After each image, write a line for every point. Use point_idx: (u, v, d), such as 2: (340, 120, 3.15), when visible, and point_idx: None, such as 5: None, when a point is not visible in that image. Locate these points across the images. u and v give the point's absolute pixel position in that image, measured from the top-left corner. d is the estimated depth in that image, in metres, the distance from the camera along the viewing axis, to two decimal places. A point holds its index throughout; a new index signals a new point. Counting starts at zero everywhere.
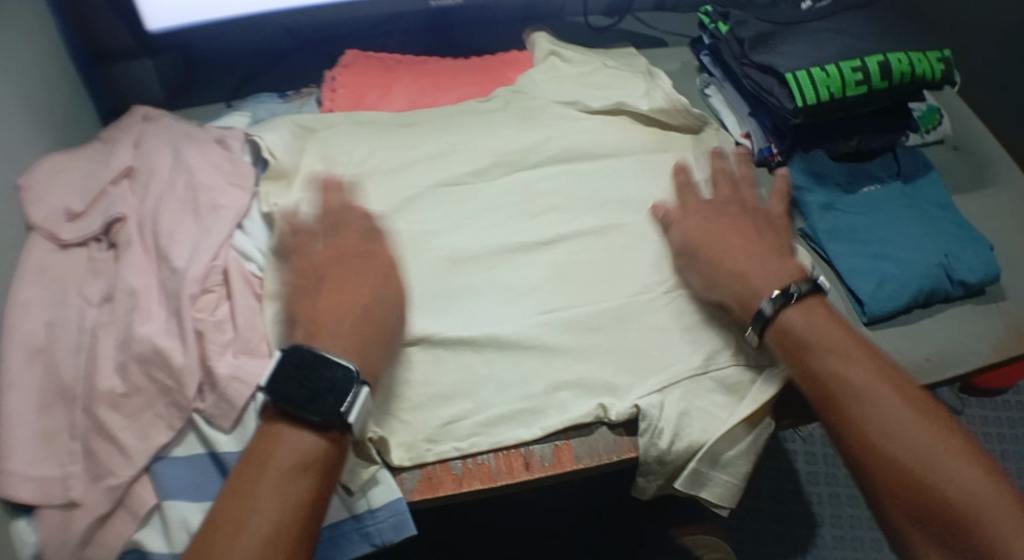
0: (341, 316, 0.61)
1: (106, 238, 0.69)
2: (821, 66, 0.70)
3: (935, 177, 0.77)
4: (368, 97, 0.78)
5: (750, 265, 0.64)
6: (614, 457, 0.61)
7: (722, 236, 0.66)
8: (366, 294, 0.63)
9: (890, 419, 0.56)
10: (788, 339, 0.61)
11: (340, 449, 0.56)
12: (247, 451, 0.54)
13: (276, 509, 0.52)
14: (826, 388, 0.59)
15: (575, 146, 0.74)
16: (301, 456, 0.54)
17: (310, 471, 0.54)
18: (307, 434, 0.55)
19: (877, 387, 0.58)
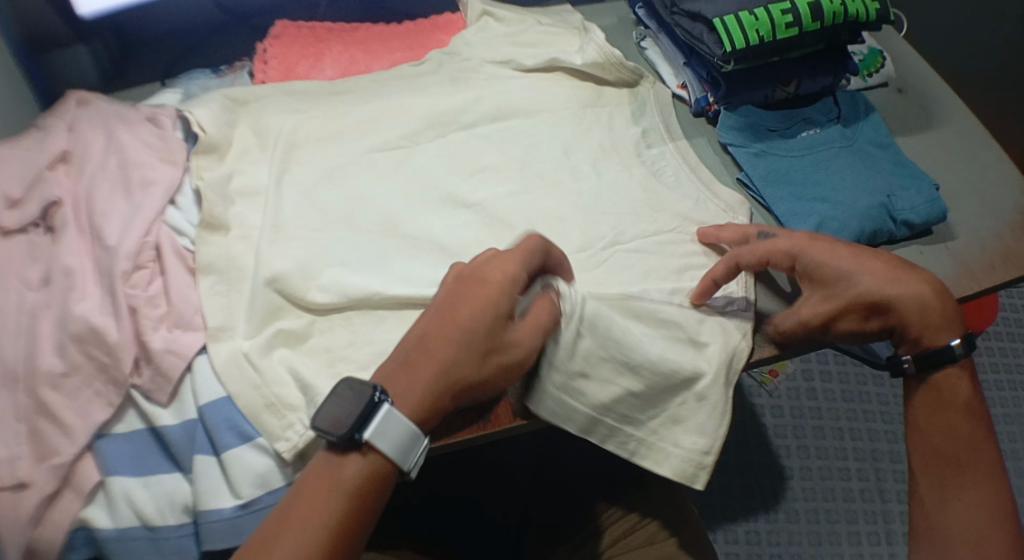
0: (444, 358, 0.53)
1: (45, 223, 0.68)
2: (749, 10, 0.69)
3: (877, 119, 0.77)
4: (299, 67, 0.78)
5: (910, 306, 0.60)
6: (550, 411, 0.59)
7: (871, 268, 0.60)
8: (465, 327, 0.54)
9: (978, 514, 0.59)
10: (936, 393, 0.62)
11: (384, 475, 0.52)
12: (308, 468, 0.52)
13: (309, 548, 0.48)
14: (945, 454, 0.61)
15: (508, 104, 0.74)
16: (346, 487, 0.50)
17: (346, 505, 0.50)
18: (349, 463, 0.51)
19: (981, 480, 0.60)
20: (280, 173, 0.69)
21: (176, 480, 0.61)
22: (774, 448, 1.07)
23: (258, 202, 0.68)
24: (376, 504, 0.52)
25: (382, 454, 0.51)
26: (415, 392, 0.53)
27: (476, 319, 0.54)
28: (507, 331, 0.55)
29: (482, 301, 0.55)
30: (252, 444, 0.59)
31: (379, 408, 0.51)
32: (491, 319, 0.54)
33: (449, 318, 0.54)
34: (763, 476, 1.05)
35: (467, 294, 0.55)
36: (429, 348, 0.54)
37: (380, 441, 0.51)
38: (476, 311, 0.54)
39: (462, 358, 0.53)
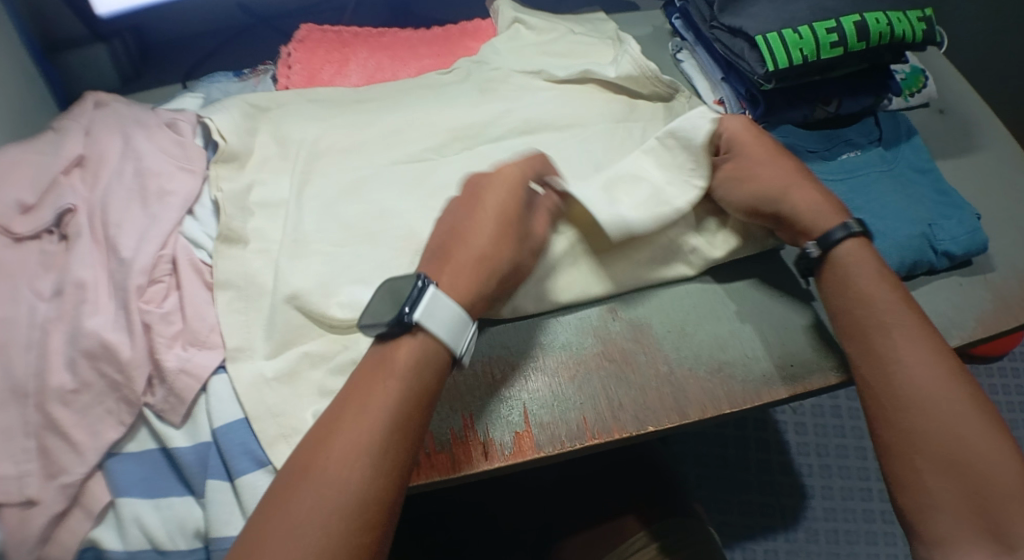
0: (484, 253, 0.58)
1: (58, 230, 0.66)
2: (793, 28, 0.67)
3: (918, 143, 0.74)
4: (323, 73, 0.75)
5: (800, 188, 0.64)
6: (575, 444, 0.59)
7: (757, 157, 0.66)
8: (492, 226, 0.59)
9: (924, 373, 0.56)
10: (839, 269, 0.62)
11: (437, 360, 0.54)
12: (366, 361, 0.54)
13: (374, 429, 0.50)
14: (872, 324, 0.59)
15: (538, 117, 0.71)
16: (400, 369, 0.52)
17: (413, 386, 0.52)
18: (402, 348, 0.53)
19: (914, 336, 0.58)
20: (301, 185, 0.67)
21: (187, 504, 0.59)
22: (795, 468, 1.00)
23: (278, 216, 0.66)
24: (434, 388, 0.54)
25: (438, 342, 0.54)
26: (463, 278, 0.57)
27: (504, 204, 0.60)
28: (529, 225, 0.62)
29: (514, 198, 0.60)
30: (266, 469, 0.57)
31: (426, 291, 0.54)
32: (515, 210, 0.60)
33: (471, 208, 0.60)
34: (783, 494, 0.98)
35: (496, 195, 0.61)
36: (469, 243, 0.58)
37: (432, 324, 0.54)
38: (504, 199, 0.60)
39: (492, 239, 0.59)
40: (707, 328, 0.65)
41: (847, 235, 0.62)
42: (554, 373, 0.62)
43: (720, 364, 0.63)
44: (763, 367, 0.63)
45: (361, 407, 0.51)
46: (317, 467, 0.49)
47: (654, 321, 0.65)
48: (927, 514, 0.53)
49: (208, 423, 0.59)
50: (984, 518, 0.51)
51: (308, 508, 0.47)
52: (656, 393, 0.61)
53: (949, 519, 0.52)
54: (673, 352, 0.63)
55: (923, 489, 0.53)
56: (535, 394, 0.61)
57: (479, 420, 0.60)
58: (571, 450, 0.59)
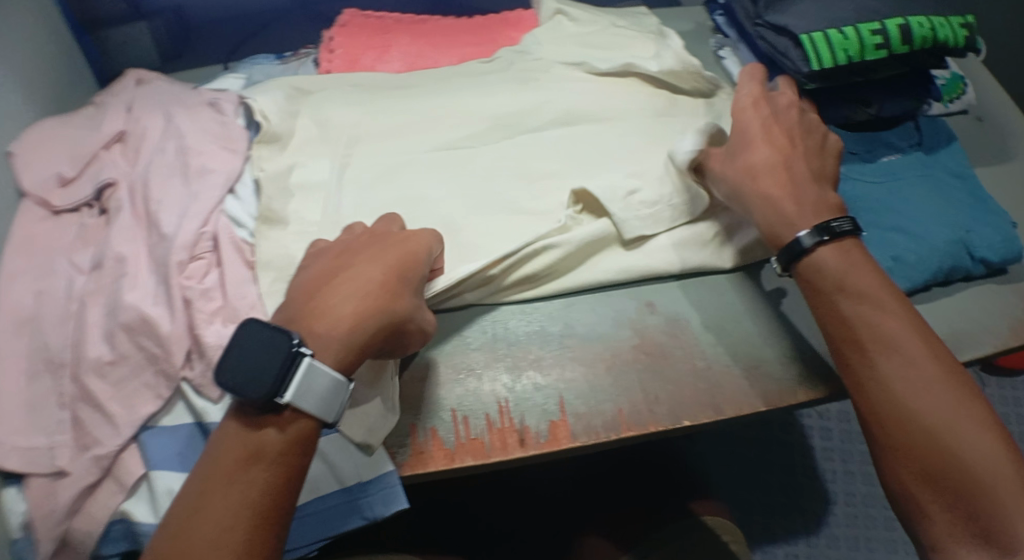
0: (359, 314, 0.52)
1: (98, 204, 0.67)
2: (838, 27, 0.66)
3: (958, 149, 0.74)
4: (365, 58, 0.75)
5: (770, 184, 0.60)
6: (611, 436, 0.59)
7: (750, 143, 0.62)
8: (377, 283, 0.53)
9: (904, 382, 0.53)
10: (815, 276, 0.58)
11: (307, 433, 0.50)
12: (228, 438, 0.49)
13: (235, 524, 0.46)
14: (846, 336, 0.56)
15: (579, 108, 0.70)
16: (265, 454, 0.49)
17: (286, 467, 0.49)
18: (266, 431, 0.49)
19: (892, 343, 0.54)
20: (341, 168, 0.67)
21: None
22: (818, 471, 0.96)
23: (318, 197, 0.65)
24: (303, 468, 0.50)
25: (307, 416, 0.50)
26: (334, 336, 0.51)
27: (392, 262, 0.55)
28: (417, 285, 0.56)
29: (409, 257, 0.56)
30: None
31: (299, 364, 0.49)
32: (411, 271, 0.55)
33: (353, 258, 0.55)
34: (807, 498, 0.95)
35: (388, 252, 0.55)
36: (347, 296, 0.53)
37: (299, 400, 0.49)
38: (396, 255, 0.55)
39: (374, 294, 0.53)
40: (746, 324, 0.64)
41: (814, 244, 0.58)
42: (589, 364, 0.62)
43: (757, 361, 0.62)
44: (801, 366, 0.62)
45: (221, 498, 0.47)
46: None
47: (692, 316, 0.65)
48: (922, 524, 0.51)
49: None
50: (984, 533, 0.49)
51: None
52: (692, 388, 0.61)
53: (950, 537, 0.50)
54: (710, 347, 0.63)
55: (920, 507, 0.51)
56: (571, 383, 0.61)
57: (515, 407, 0.60)
58: (606, 442, 0.59)
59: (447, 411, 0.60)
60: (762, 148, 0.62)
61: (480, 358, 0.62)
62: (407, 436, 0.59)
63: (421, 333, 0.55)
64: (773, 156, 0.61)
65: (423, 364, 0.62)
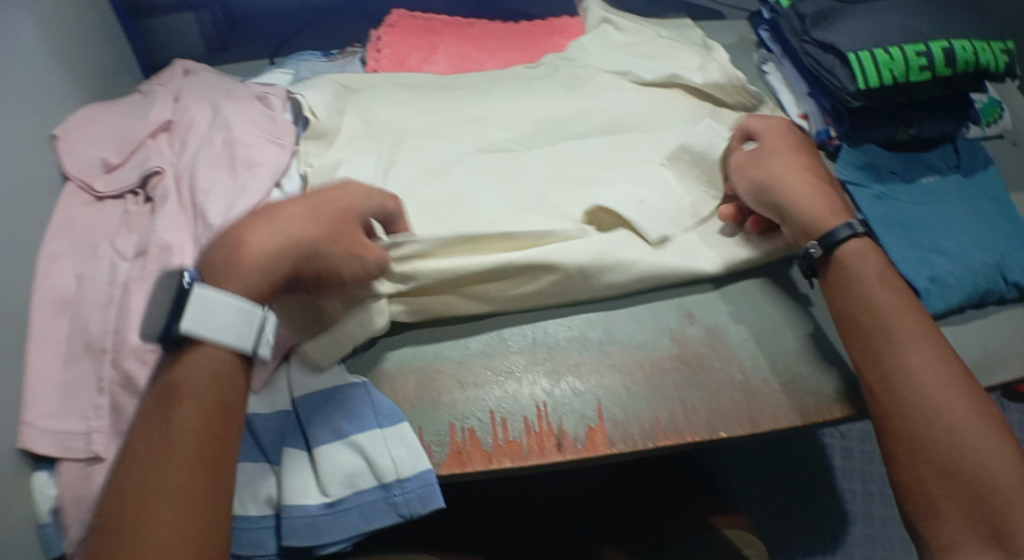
0: (276, 251, 0.54)
1: (143, 191, 0.67)
2: (884, 48, 0.67)
3: (994, 173, 0.74)
4: (411, 59, 0.76)
5: (804, 186, 0.63)
6: (647, 444, 0.59)
7: (779, 151, 0.65)
8: (301, 223, 0.55)
9: (927, 379, 0.55)
10: (841, 272, 0.61)
11: (223, 362, 0.52)
12: (167, 368, 0.52)
13: (185, 446, 0.49)
14: (876, 329, 0.58)
15: (623, 116, 0.71)
16: (198, 380, 0.51)
17: (208, 401, 0.51)
18: (192, 359, 0.52)
19: (916, 342, 0.57)
20: (386, 166, 0.67)
21: (262, 471, 0.57)
22: (837, 489, 0.96)
23: None
24: (235, 392, 0.53)
25: (214, 345, 0.52)
26: (246, 272, 0.53)
27: (319, 212, 0.56)
28: (347, 234, 0.56)
29: (341, 202, 0.57)
30: (345, 441, 0.57)
31: (193, 296, 0.52)
32: (341, 213, 0.56)
33: (280, 207, 0.56)
34: (824, 516, 0.95)
35: (324, 198, 0.57)
36: (266, 233, 0.54)
37: (204, 330, 0.52)
38: (325, 208, 0.56)
39: (297, 233, 0.54)
40: (784, 339, 0.64)
41: (850, 235, 0.61)
42: (628, 372, 0.62)
43: (794, 376, 0.62)
44: (838, 382, 0.62)
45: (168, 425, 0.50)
46: (138, 487, 0.48)
47: (731, 328, 0.65)
48: (929, 518, 0.54)
49: (288, 392, 0.59)
50: (986, 522, 0.52)
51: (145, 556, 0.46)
52: (730, 400, 0.61)
53: (953, 525, 0.53)
54: (748, 360, 0.63)
55: (928, 497, 0.54)
56: (609, 390, 0.62)
57: (554, 411, 0.60)
58: (643, 450, 0.59)
59: (486, 411, 0.60)
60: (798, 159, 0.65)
61: (521, 361, 0.63)
62: (445, 434, 0.59)
63: (347, 274, 0.56)
64: (802, 166, 0.65)
65: (457, 365, 0.62)
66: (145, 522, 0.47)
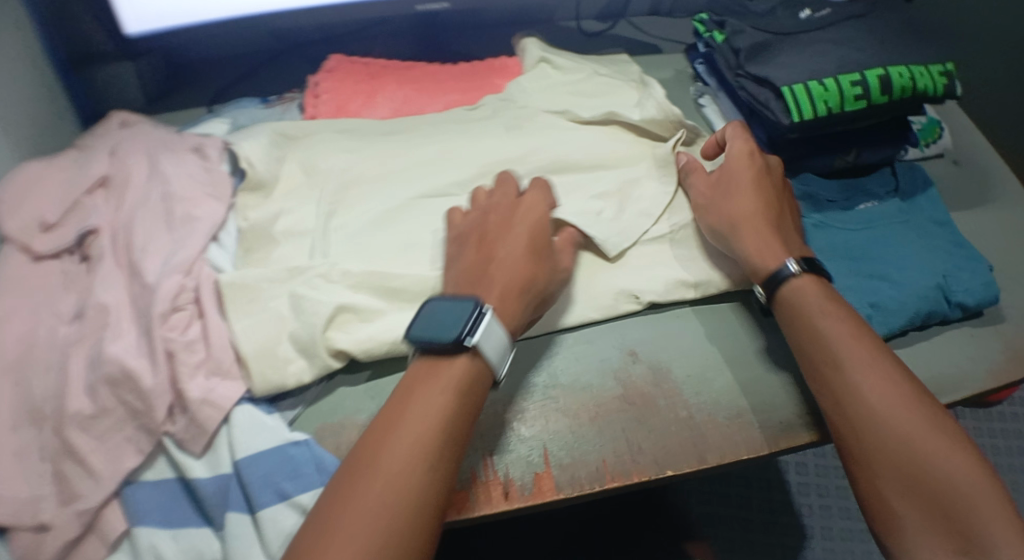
0: (506, 266, 0.59)
1: (79, 251, 0.67)
2: (818, 79, 0.68)
3: (935, 196, 0.75)
4: (352, 104, 0.76)
5: (756, 230, 0.65)
6: (595, 487, 0.59)
7: (740, 189, 0.67)
8: (517, 237, 0.61)
9: (876, 395, 0.56)
10: (787, 306, 0.62)
11: (483, 376, 0.55)
12: (422, 365, 0.55)
13: (428, 442, 0.51)
14: (824, 356, 0.59)
15: (564, 155, 0.71)
16: (451, 383, 0.54)
17: (455, 396, 0.53)
18: (453, 364, 0.55)
19: (865, 361, 0.57)
20: (327, 216, 0.68)
21: (205, 535, 0.58)
22: (795, 507, 0.98)
23: (301, 246, 0.66)
24: (478, 403, 0.55)
25: (483, 361, 0.55)
26: (493, 291, 0.58)
27: (521, 232, 0.61)
28: (555, 252, 0.63)
29: (537, 213, 0.63)
30: (288, 502, 0.57)
31: (481, 318, 0.55)
32: (543, 231, 0.62)
33: (489, 232, 0.62)
34: (783, 534, 0.96)
35: (520, 216, 0.63)
36: (492, 262, 0.60)
37: (484, 343, 0.55)
38: (527, 227, 0.62)
39: (515, 255, 0.60)
40: (727, 373, 0.65)
41: (791, 276, 0.62)
42: (574, 415, 0.62)
43: (739, 410, 0.62)
44: (784, 417, 0.62)
45: (413, 417, 0.52)
46: (369, 469, 0.50)
47: (675, 364, 0.65)
48: (896, 533, 0.53)
49: (230, 456, 0.58)
50: (953, 530, 0.51)
51: (377, 498, 0.49)
52: (676, 438, 0.61)
53: (918, 536, 0.52)
54: (694, 397, 0.63)
55: (890, 511, 0.53)
56: (555, 434, 0.61)
57: (500, 459, 0.60)
58: (590, 494, 0.59)
59: None
60: (741, 197, 0.66)
61: None
62: None
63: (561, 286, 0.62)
64: (763, 202, 0.66)
65: None
66: (375, 479, 0.50)
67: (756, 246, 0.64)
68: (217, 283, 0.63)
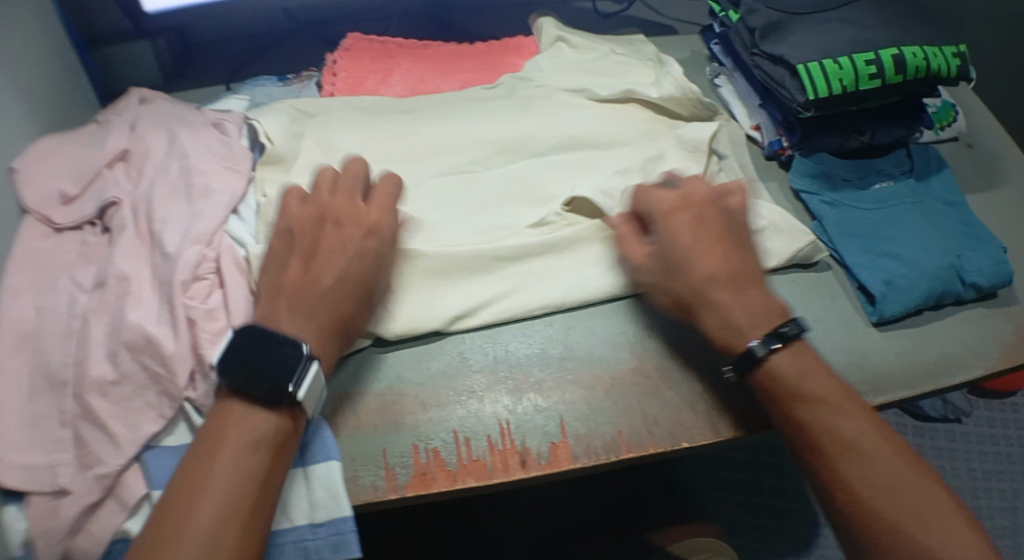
0: (308, 290, 0.56)
1: (100, 222, 0.68)
2: (833, 57, 0.68)
3: (949, 175, 0.76)
4: (367, 82, 0.78)
5: (720, 301, 0.58)
6: (610, 457, 0.59)
7: (702, 249, 0.60)
8: (338, 256, 0.58)
9: (867, 481, 0.53)
10: (770, 384, 0.57)
11: (287, 430, 0.53)
12: (202, 430, 0.52)
13: (229, 509, 0.49)
14: (809, 442, 0.55)
15: (581, 133, 0.73)
16: (252, 443, 0.52)
17: (256, 457, 0.51)
18: (238, 426, 0.52)
19: (854, 446, 0.54)
20: None
21: None
22: (808, 493, 0.98)
23: None
24: (280, 460, 0.53)
25: (281, 413, 0.53)
26: (301, 318, 0.55)
27: (351, 258, 0.58)
28: (379, 278, 0.60)
29: (365, 232, 0.59)
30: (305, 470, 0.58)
31: (307, 367, 0.53)
32: (367, 255, 0.59)
33: (318, 242, 0.58)
34: (792, 518, 0.96)
35: (343, 233, 0.59)
36: (307, 286, 0.57)
37: (308, 399, 0.54)
38: (354, 249, 0.58)
39: (331, 280, 0.57)
40: None
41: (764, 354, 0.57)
42: (588, 387, 0.63)
43: None
44: None
45: (206, 485, 0.50)
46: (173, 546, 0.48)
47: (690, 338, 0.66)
48: None
49: None
50: None
51: None
52: (690, 410, 0.62)
53: None
54: (709, 371, 0.64)
55: None
56: (572, 406, 0.61)
57: (517, 429, 0.60)
58: (606, 463, 0.59)
59: (451, 432, 0.60)
60: (704, 258, 0.60)
61: (482, 381, 0.62)
62: (409, 456, 0.59)
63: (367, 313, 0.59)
64: (721, 267, 0.59)
65: (419, 387, 0.62)
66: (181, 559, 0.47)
67: (721, 321, 0.58)
68: (244, 258, 0.64)
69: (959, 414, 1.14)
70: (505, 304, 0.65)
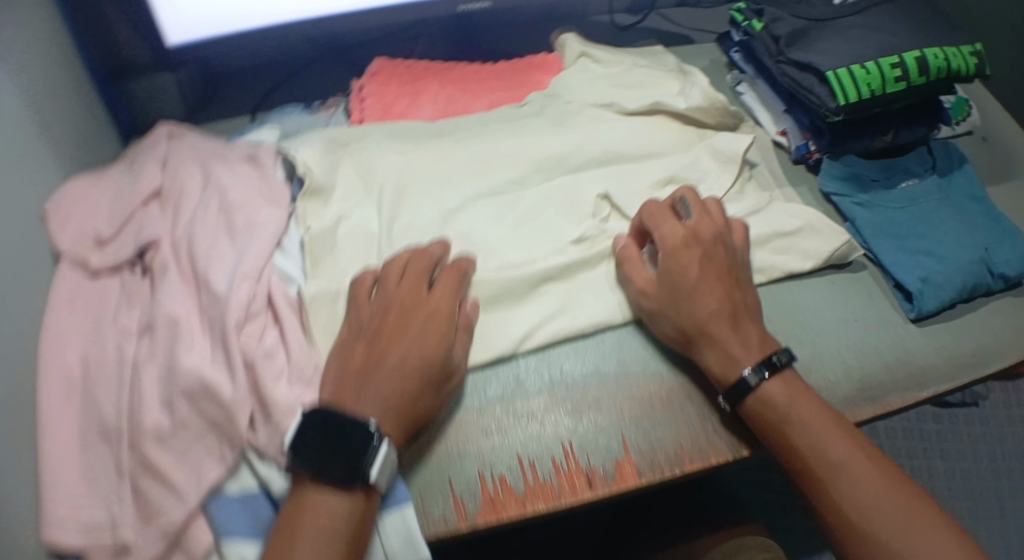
0: (384, 376, 0.57)
1: (140, 264, 0.66)
2: (861, 63, 0.70)
3: (970, 171, 0.78)
4: (397, 105, 0.77)
5: (716, 338, 0.60)
6: (675, 471, 0.60)
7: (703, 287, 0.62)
8: (408, 342, 0.58)
9: (864, 502, 0.55)
10: (765, 411, 0.58)
11: (368, 510, 0.54)
12: (282, 513, 0.53)
13: None
14: (806, 466, 0.57)
15: (616, 147, 0.73)
16: (332, 529, 0.52)
17: (337, 540, 0.52)
18: (318, 509, 0.53)
19: (849, 468, 0.56)
20: (390, 220, 0.69)
21: None
22: None
23: (367, 249, 0.67)
24: (361, 540, 0.53)
25: (361, 492, 0.54)
26: (375, 402, 0.56)
27: (415, 342, 0.58)
28: (451, 357, 0.60)
29: (439, 318, 0.60)
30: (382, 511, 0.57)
31: (379, 449, 0.54)
32: (438, 338, 0.59)
33: (386, 327, 0.59)
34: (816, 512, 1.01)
35: (414, 319, 0.59)
36: (382, 372, 0.57)
37: (382, 480, 0.54)
38: (422, 336, 0.59)
39: (399, 362, 0.57)
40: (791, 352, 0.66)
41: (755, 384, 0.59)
42: (646, 403, 0.63)
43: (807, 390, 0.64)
44: (846, 392, 0.64)
45: None
46: None
47: None
48: None
49: None
50: None
51: None
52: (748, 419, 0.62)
53: None
54: None
55: None
56: (631, 424, 0.62)
57: (580, 449, 0.61)
58: (671, 478, 0.60)
59: (514, 457, 0.60)
60: (705, 295, 0.62)
61: (541, 404, 0.63)
62: (476, 484, 0.59)
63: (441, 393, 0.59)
64: (719, 303, 0.61)
65: (479, 414, 0.62)
66: None
67: (715, 359, 0.60)
68: (299, 297, 0.64)
69: (976, 397, 1.19)
70: (557, 324, 0.65)
